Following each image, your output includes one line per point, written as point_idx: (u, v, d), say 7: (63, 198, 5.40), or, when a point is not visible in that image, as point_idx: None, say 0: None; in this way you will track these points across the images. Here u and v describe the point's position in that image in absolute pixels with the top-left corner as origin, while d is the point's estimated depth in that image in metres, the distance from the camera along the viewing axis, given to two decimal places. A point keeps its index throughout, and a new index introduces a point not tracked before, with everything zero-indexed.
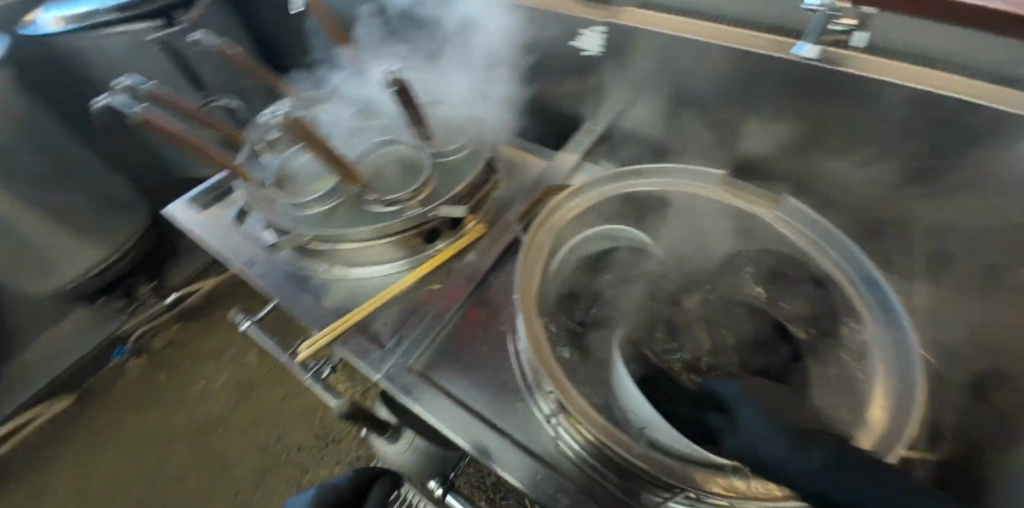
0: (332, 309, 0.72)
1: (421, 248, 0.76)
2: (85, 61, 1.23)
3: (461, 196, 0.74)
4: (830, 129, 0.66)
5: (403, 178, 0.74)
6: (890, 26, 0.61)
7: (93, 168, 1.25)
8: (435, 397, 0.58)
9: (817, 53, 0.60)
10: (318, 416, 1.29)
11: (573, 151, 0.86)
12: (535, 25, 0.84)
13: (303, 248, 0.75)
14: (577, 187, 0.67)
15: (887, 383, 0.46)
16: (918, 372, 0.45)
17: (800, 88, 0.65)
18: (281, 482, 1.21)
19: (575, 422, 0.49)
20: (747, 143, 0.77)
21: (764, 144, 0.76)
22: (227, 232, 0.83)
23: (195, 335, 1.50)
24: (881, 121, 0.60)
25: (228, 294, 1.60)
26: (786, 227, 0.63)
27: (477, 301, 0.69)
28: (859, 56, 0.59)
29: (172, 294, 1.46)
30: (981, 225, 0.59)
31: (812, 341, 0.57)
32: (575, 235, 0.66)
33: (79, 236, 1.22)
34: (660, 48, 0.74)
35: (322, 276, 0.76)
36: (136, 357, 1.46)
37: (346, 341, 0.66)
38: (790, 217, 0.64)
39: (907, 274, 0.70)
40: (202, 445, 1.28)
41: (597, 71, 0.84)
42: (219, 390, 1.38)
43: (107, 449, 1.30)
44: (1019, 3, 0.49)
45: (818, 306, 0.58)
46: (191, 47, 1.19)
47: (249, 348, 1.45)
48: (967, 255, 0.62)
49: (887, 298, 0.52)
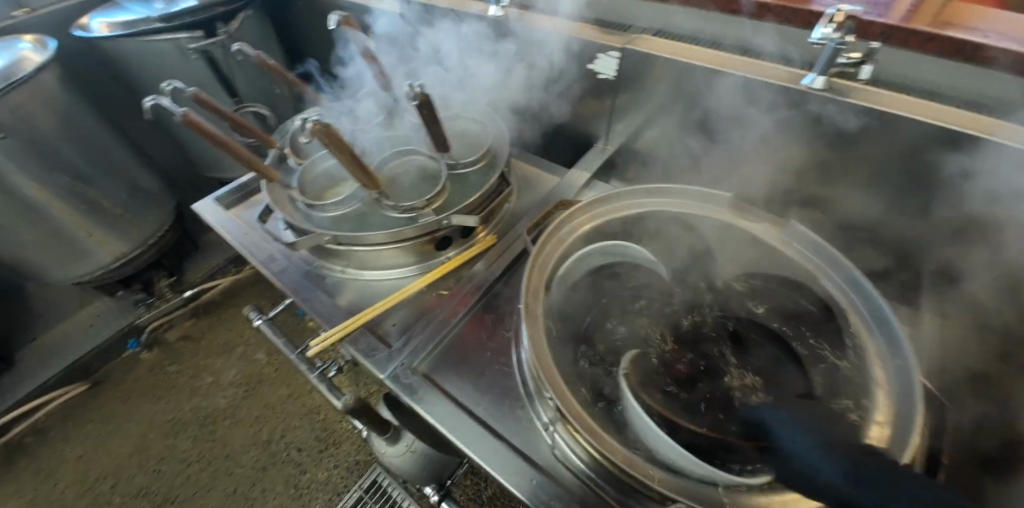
0: (343, 308, 0.73)
1: (432, 255, 0.77)
2: (124, 63, 1.28)
3: (474, 206, 0.75)
4: (841, 159, 0.67)
5: (419, 187, 0.76)
6: (902, 63, 0.62)
7: (127, 164, 1.29)
8: (438, 400, 0.59)
9: (823, 84, 0.63)
10: (320, 419, 1.29)
11: (584, 170, 0.90)
12: (554, 47, 0.86)
13: (321, 248, 0.76)
14: (587, 203, 0.69)
15: (887, 411, 0.47)
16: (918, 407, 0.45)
17: (813, 118, 0.66)
18: (279, 482, 1.18)
19: (572, 430, 0.51)
20: (756, 169, 0.79)
21: (772, 171, 0.77)
22: (249, 229, 0.85)
23: (209, 329, 1.52)
24: (887, 155, 0.62)
25: (241, 292, 1.62)
26: (789, 251, 0.64)
27: (483, 308, 0.70)
28: (865, 89, 0.62)
29: (191, 289, 1.50)
30: (995, 263, 0.59)
31: (823, 367, 0.55)
32: (584, 249, 0.67)
33: (105, 230, 1.25)
34: (677, 74, 0.75)
35: (337, 276, 0.78)
36: (148, 350, 1.48)
37: (355, 340, 0.66)
38: (796, 241, 0.64)
39: (912, 305, 0.71)
40: (204, 439, 1.28)
41: (612, 95, 0.86)
42: (226, 384, 1.38)
43: (110, 437, 1.30)
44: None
45: (824, 332, 0.58)
46: (228, 58, 1.24)
47: (256, 346, 1.47)
48: (976, 291, 0.63)
49: (890, 326, 0.53)
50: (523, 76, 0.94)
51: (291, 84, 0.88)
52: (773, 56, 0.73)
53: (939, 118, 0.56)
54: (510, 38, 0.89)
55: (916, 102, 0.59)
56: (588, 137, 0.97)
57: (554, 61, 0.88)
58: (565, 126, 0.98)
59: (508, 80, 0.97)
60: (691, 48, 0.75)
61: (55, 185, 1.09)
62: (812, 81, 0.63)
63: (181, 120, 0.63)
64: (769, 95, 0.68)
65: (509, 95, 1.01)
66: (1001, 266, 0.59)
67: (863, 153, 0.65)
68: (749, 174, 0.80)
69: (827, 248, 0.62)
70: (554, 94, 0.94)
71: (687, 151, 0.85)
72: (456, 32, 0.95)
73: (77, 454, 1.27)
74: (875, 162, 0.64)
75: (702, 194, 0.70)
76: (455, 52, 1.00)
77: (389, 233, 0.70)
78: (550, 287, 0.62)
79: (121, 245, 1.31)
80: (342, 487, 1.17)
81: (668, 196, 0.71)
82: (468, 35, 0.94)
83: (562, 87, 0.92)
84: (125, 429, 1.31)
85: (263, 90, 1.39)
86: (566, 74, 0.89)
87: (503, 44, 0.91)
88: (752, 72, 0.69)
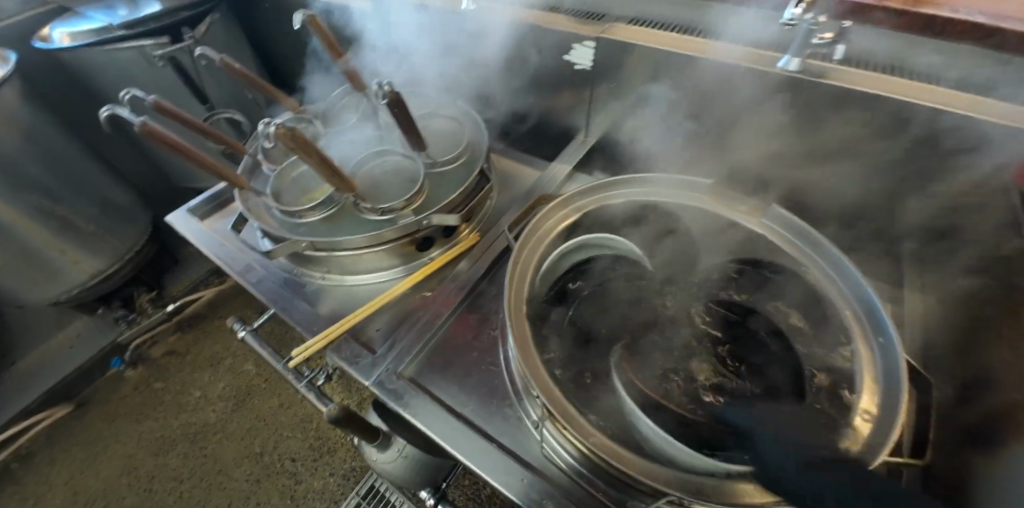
0: (326, 315, 0.72)
1: (414, 256, 0.76)
2: (89, 74, 1.23)
3: (454, 205, 0.74)
4: (818, 140, 0.67)
5: (398, 188, 0.75)
6: (873, 41, 0.62)
7: (98, 179, 1.25)
8: (425, 404, 0.58)
9: (798, 66, 0.63)
10: (313, 427, 1.27)
11: (565, 163, 0.89)
12: (531, 39, 0.84)
13: (299, 255, 0.75)
14: (569, 196, 0.68)
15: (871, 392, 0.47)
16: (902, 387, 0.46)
17: (790, 100, 0.66)
18: (274, 494, 1.17)
19: (561, 428, 0.50)
20: (735, 154, 0.79)
21: (753, 155, 0.77)
22: (225, 239, 0.83)
23: (195, 343, 1.49)
24: (865, 134, 0.62)
25: (227, 303, 1.59)
26: (772, 235, 0.64)
27: (469, 308, 0.69)
28: (840, 70, 0.62)
29: (174, 303, 1.47)
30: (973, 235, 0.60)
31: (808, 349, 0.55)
32: (566, 243, 0.66)
33: (79, 248, 1.21)
34: (654, 62, 0.75)
35: (318, 283, 0.76)
36: (133, 368, 1.44)
37: (338, 348, 0.65)
38: (778, 226, 0.64)
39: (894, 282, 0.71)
40: (195, 455, 1.25)
41: (591, 86, 0.85)
42: (216, 398, 1.36)
43: (98, 459, 1.27)
44: (999, 22, 0.51)
45: (811, 313, 0.57)
46: (196, 64, 1.20)
47: (244, 357, 1.44)
48: (956, 265, 0.63)
49: (873, 306, 0.53)
50: (499, 69, 0.93)
51: (259, 87, 0.85)
52: (748, 39, 0.73)
53: (914, 95, 0.57)
54: (481, 31, 0.88)
55: (892, 80, 0.59)
56: (567, 129, 0.96)
57: (530, 54, 0.87)
58: (544, 119, 0.97)
59: (485, 75, 0.96)
60: (666, 35, 0.75)
61: (23, 202, 1.05)
62: (787, 64, 0.63)
63: (141, 130, 0.61)
64: (745, 79, 0.67)
65: (486, 89, 0.99)
66: (979, 239, 0.59)
67: (840, 133, 0.65)
68: (728, 159, 0.80)
69: (807, 229, 0.62)
70: (531, 87, 0.93)
71: (666, 138, 0.85)
72: (425, 27, 0.93)
73: (64, 478, 1.24)
74: (853, 142, 0.64)
75: (682, 182, 0.70)
76: (428, 49, 0.98)
77: (368, 237, 0.69)
78: (533, 283, 0.61)
79: (97, 261, 1.27)
80: (339, 495, 1.15)
81: (648, 185, 0.71)
82: (438, 30, 0.92)
83: (538, 79, 0.91)
84: (112, 450, 1.28)
85: (236, 96, 1.35)
86: (542, 66, 0.87)
87: (477, 38, 0.90)
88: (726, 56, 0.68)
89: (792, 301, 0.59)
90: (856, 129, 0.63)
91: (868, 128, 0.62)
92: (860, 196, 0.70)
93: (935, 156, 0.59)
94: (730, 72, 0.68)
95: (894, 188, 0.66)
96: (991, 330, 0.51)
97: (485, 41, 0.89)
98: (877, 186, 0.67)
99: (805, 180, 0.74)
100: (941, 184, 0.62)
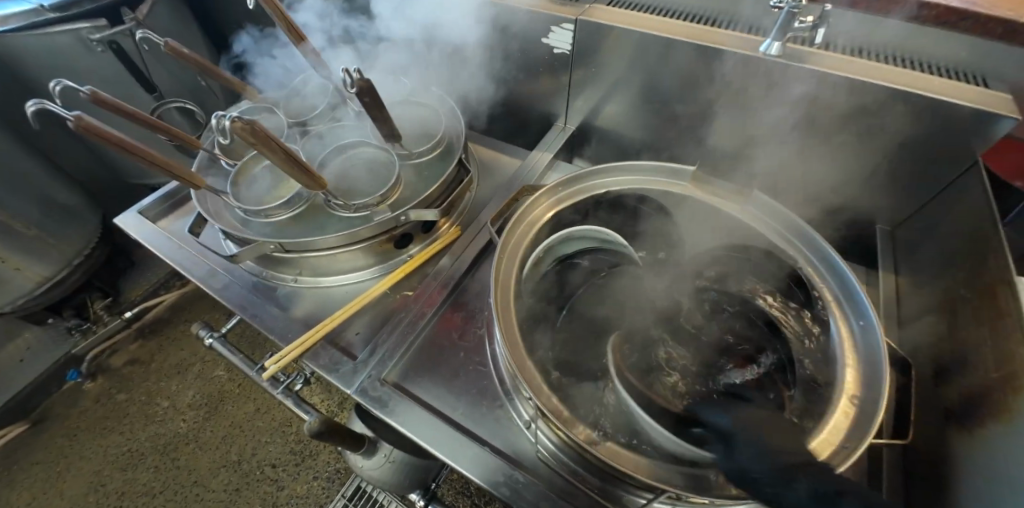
0: (301, 320, 0.68)
1: (392, 254, 0.73)
2: (16, 61, 1.11)
3: (433, 199, 0.70)
4: (799, 124, 0.68)
5: (372, 184, 0.71)
6: (851, 24, 0.62)
7: (37, 178, 1.14)
8: (411, 409, 0.55)
9: (778, 50, 0.62)
10: (293, 431, 1.23)
11: (545, 151, 0.87)
12: (505, 21, 0.80)
13: (267, 257, 0.70)
14: (551, 186, 0.66)
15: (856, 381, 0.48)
16: (885, 375, 0.47)
17: (771, 85, 0.65)
18: (255, 502, 1.13)
19: (554, 427, 0.49)
20: (716, 140, 0.78)
21: (732, 140, 0.77)
22: (182, 243, 0.77)
23: (159, 349, 1.41)
24: (846, 117, 0.63)
25: (191, 306, 1.51)
26: (755, 221, 0.64)
27: (453, 306, 0.66)
28: (819, 53, 0.62)
29: (133, 309, 1.38)
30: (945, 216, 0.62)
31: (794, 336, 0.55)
32: (550, 236, 0.65)
33: (21, 254, 1.11)
34: (634, 46, 0.73)
35: (290, 286, 0.72)
36: (92, 380, 1.35)
37: (316, 355, 0.61)
38: (759, 211, 0.65)
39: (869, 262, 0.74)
40: (167, 467, 1.19)
41: (569, 71, 0.82)
42: (186, 406, 1.29)
43: (60, 478, 1.19)
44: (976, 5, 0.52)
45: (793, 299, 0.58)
46: (140, 49, 1.09)
47: (215, 362, 1.37)
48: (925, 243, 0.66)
49: (850, 287, 0.55)
50: (473, 54, 0.89)
51: (212, 75, 0.78)
52: (728, 21, 0.72)
53: (889, 81, 0.57)
54: (455, 13, 0.83)
55: (869, 66, 0.59)
56: (546, 115, 0.93)
57: (507, 37, 0.83)
58: (523, 106, 0.94)
59: (459, 61, 0.92)
60: (647, 17, 0.72)
61: None
62: (772, 48, 0.62)
63: (75, 126, 0.54)
64: (728, 64, 0.66)
65: (460, 75, 0.95)
66: (950, 221, 0.61)
67: (821, 118, 0.65)
68: (708, 145, 0.80)
69: (789, 215, 0.62)
70: (507, 72, 0.90)
71: (646, 125, 0.84)
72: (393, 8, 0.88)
73: (22, 501, 1.16)
74: (833, 126, 0.65)
75: (667, 170, 0.69)
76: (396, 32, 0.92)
77: (343, 236, 0.65)
78: (519, 279, 0.59)
79: (44, 268, 1.17)
80: (324, 498, 1.13)
81: (633, 173, 0.69)
82: (407, 11, 0.87)
83: (516, 63, 0.87)
84: (75, 467, 1.21)
85: (189, 84, 1.26)
86: (520, 50, 0.84)
87: (448, 20, 0.85)
88: (703, 38, 0.67)
89: (776, 287, 0.60)
90: (836, 114, 0.63)
91: (849, 112, 0.62)
92: (836, 180, 0.71)
93: (909, 141, 0.61)
94: (712, 58, 0.67)
95: (869, 172, 0.67)
96: (964, 310, 0.53)
97: (458, 23, 0.85)
98: (853, 169, 0.68)
99: (783, 164, 0.74)
100: (915, 168, 0.63)
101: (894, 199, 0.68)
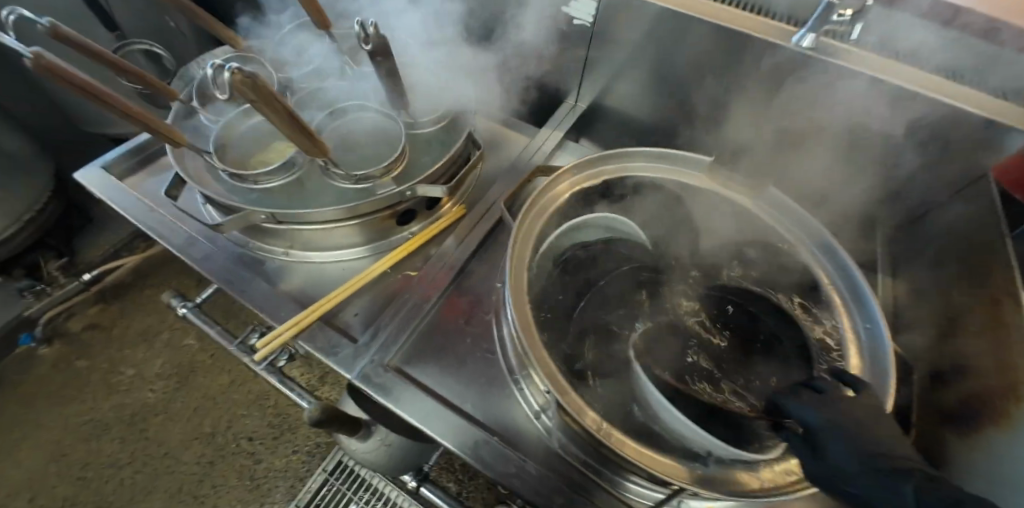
0: (293, 297, 0.64)
1: (392, 231, 0.68)
2: None
3: (440, 174, 0.66)
4: (821, 121, 0.66)
5: (373, 154, 0.65)
6: (887, 22, 0.60)
7: None
8: (416, 396, 0.53)
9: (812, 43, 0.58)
10: (272, 403, 1.19)
11: (555, 129, 0.83)
12: None
13: (255, 227, 0.64)
14: (566, 170, 0.63)
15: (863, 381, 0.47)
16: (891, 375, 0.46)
17: (799, 80, 0.63)
18: (231, 475, 1.10)
19: (568, 421, 0.47)
20: (732, 131, 0.76)
21: (749, 133, 0.75)
22: (155, 205, 0.70)
23: (122, 314, 1.31)
24: (873, 118, 0.61)
25: (158, 269, 1.41)
26: (769, 218, 0.63)
27: (458, 290, 0.63)
28: (851, 50, 0.59)
29: (91, 271, 1.27)
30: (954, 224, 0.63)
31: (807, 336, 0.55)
32: (563, 223, 0.62)
33: None
34: (661, 25, 0.68)
35: (280, 259, 0.67)
36: (48, 345, 1.26)
37: (312, 336, 0.58)
38: (775, 208, 0.63)
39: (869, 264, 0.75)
40: (135, 438, 1.13)
41: (588, 46, 0.77)
42: (152, 376, 1.22)
43: (14, 448, 1.11)
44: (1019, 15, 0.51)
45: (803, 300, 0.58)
46: None
47: (184, 330, 1.29)
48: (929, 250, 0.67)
49: (860, 292, 0.54)
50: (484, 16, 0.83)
51: (190, 15, 0.69)
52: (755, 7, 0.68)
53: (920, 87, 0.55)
54: None
55: (901, 69, 0.57)
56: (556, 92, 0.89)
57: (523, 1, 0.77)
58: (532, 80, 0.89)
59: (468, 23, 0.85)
60: None
61: None
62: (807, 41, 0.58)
63: (33, 65, 0.46)
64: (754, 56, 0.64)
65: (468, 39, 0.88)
66: (956, 231, 0.62)
67: (846, 116, 0.63)
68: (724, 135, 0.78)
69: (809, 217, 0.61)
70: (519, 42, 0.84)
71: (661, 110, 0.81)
72: None
73: None
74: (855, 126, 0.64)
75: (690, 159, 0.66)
76: None
77: (342, 209, 0.60)
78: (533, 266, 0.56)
79: None
80: (304, 472, 1.11)
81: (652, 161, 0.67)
82: None
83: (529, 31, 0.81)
84: (32, 438, 1.13)
85: (155, 24, 1.13)
86: (536, 17, 0.78)
87: None
88: (731, 22, 0.62)
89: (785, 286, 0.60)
90: (860, 116, 0.62)
91: (875, 114, 0.61)
92: (848, 181, 0.71)
93: (929, 150, 0.60)
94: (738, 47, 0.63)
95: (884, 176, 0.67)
96: (967, 318, 0.54)
97: None
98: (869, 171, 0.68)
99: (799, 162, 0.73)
100: (929, 175, 0.63)
101: (903, 204, 0.69)
